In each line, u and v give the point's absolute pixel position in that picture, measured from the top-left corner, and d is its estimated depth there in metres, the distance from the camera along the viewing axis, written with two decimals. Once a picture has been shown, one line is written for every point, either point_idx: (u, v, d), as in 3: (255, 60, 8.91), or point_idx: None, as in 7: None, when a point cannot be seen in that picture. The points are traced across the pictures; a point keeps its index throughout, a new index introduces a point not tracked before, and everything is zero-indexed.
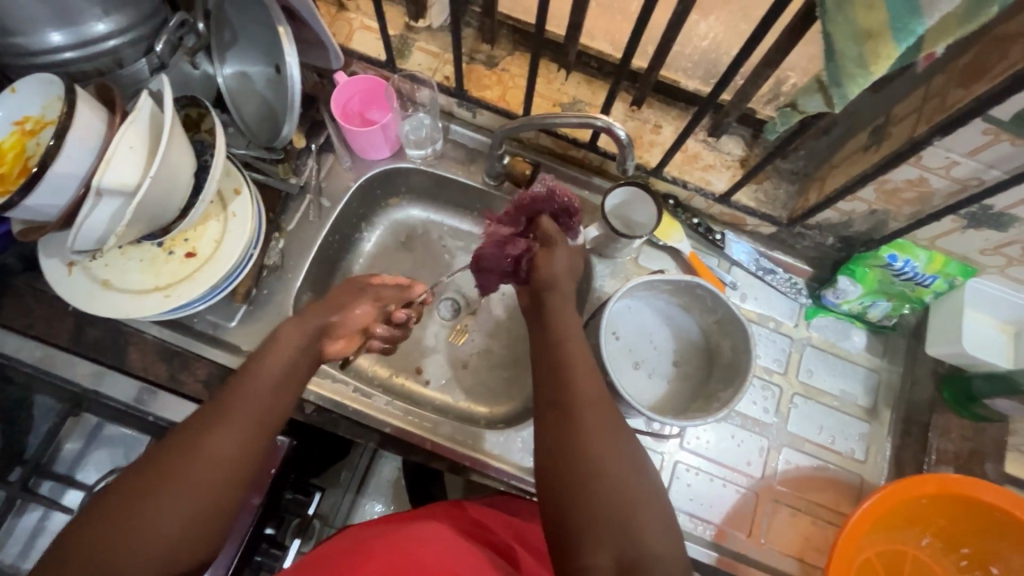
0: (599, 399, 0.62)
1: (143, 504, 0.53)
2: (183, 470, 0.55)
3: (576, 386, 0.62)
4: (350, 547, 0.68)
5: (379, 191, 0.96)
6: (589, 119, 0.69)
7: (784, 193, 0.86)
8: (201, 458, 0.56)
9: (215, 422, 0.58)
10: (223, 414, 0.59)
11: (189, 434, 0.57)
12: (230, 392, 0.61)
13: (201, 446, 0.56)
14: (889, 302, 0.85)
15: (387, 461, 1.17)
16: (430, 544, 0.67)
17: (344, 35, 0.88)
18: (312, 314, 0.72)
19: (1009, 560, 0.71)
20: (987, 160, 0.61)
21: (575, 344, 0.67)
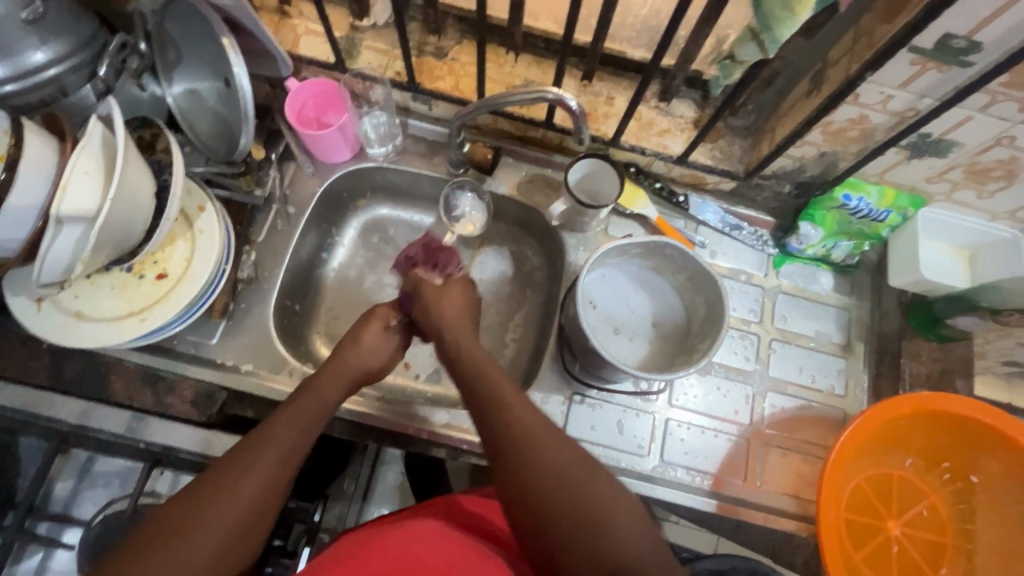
0: (535, 426, 0.60)
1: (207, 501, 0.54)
2: (218, 518, 0.54)
3: (514, 417, 0.61)
4: (354, 544, 0.69)
5: (346, 193, 0.96)
6: (540, 93, 0.71)
7: (739, 148, 0.88)
8: (226, 510, 0.54)
9: (241, 469, 0.56)
10: (252, 461, 0.57)
11: (215, 481, 0.55)
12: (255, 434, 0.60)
13: (229, 496, 0.55)
14: (850, 241, 0.89)
15: (389, 467, 1.19)
16: (432, 537, 0.70)
17: (290, 42, 0.88)
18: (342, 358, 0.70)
19: (986, 467, 0.74)
20: (919, 90, 0.64)
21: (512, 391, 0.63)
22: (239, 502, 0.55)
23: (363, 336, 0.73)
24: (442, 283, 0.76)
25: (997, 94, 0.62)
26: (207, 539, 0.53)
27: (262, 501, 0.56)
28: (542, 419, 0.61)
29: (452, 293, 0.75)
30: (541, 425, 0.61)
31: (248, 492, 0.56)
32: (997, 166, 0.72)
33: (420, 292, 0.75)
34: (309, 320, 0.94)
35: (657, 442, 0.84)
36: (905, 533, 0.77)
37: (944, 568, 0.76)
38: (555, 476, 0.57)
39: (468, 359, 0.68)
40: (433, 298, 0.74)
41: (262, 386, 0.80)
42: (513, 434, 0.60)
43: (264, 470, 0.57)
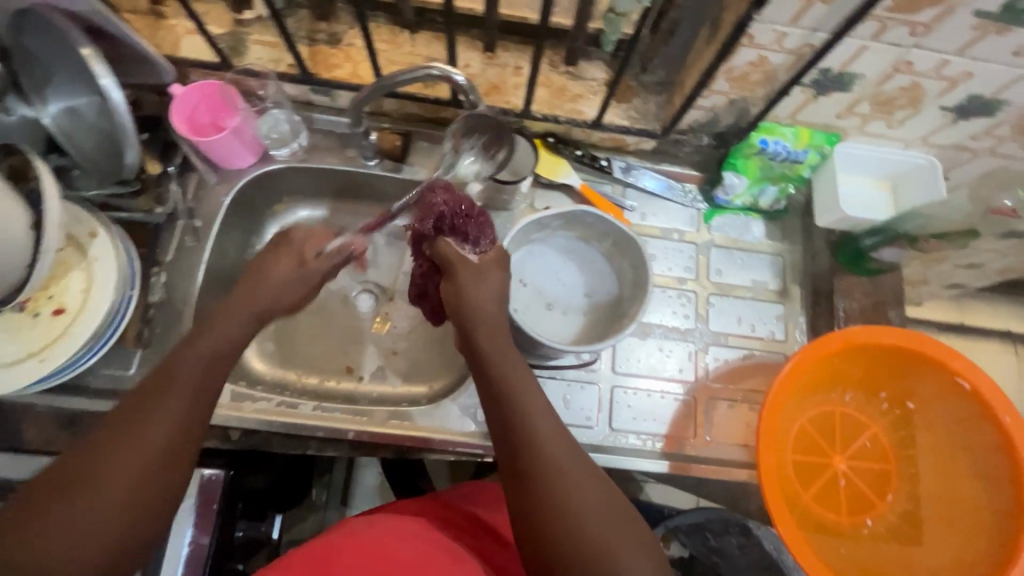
0: (559, 451, 0.57)
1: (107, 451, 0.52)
2: (102, 482, 0.51)
3: (535, 435, 0.57)
4: (323, 543, 0.67)
5: (260, 198, 0.92)
6: (424, 70, 0.68)
7: (654, 105, 0.86)
8: (113, 488, 0.51)
9: (130, 437, 0.52)
10: (134, 423, 0.53)
11: (115, 424, 0.53)
12: (159, 378, 0.56)
13: (112, 462, 0.51)
14: (775, 186, 0.88)
15: (368, 468, 1.16)
16: (409, 537, 0.68)
17: (169, 44, 0.82)
18: (240, 296, 0.64)
19: (921, 391, 0.76)
20: (810, 25, 0.63)
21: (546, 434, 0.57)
22: (125, 469, 0.51)
23: (279, 248, 0.69)
24: (479, 264, 0.67)
25: (885, 21, 0.61)
26: (86, 508, 0.50)
27: (149, 471, 0.52)
28: (569, 439, 0.58)
29: (490, 279, 0.66)
30: (566, 447, 0.57)
31: (134, 460, 0.52)
32: (901, 94, 0.72)
33: (455, 274, 0.66)
34: None
35: (605, 411, 0.83)
36: (851, 466, 0.79)
37: (890, 495, 0.78)
38: (579, 513, 0.54)
39: (491, 367, 0.61)
40: (490, 284, 0.66)
41: None
42: (540, 458, 0.56)
43: (154, 437, 0.53)
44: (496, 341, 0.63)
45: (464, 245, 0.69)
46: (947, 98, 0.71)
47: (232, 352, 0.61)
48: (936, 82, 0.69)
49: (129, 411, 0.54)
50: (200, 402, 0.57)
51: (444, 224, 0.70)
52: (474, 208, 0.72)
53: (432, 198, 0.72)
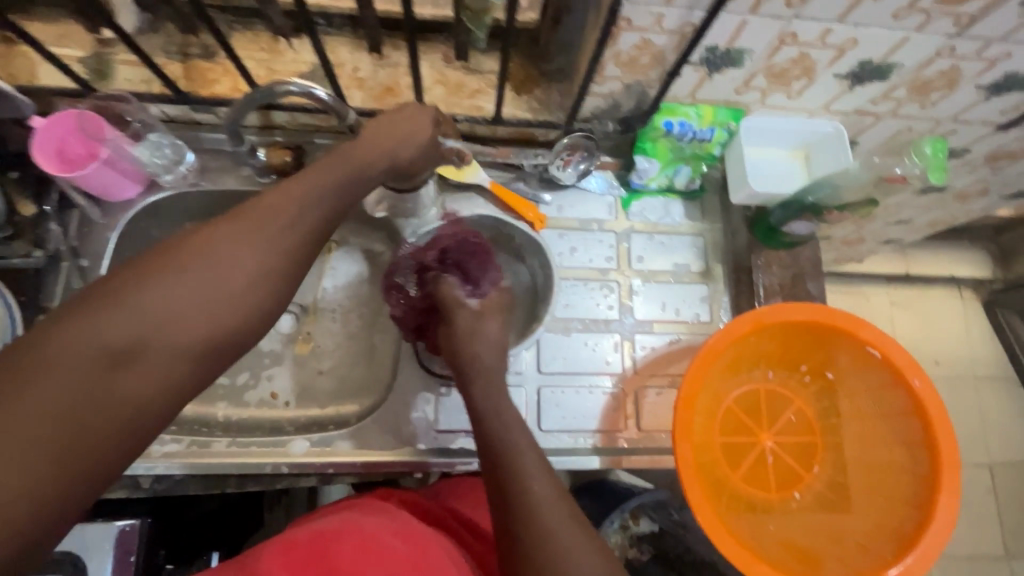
0: (549, 502, 0.52)
1: (165, 275, 0.43)
2: (193, 282, 0.43)
3: (525, 486, 0.53)
4: (307, 536, 0.60)
5: (156, 230, 0.86)
6: (280, 85, 0.64)
7: (556, 93, 0.83)
8: (172, 329, 0.42)
9: (223, 243, 0.45)
10: (224, 228, 0.46)
11: (170, 252, 0.44)
12: (208, 232, 0.46)
13: (193, 264, 0.44)
14: (688, 166, 0.87)
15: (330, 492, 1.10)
16: (401, 533, 0.63)
17: (25, 73, 0.76)
18: (360, 147, 0.58)
19: (839, 363, 0.76)
20: (685, 4, 0.60)
21: (542, 499, 0.53)
22: (229, 268, 0.45)
23: (397, 113, 0.63)
24: (477, 311, 0.71)
25: None
26: (161, 305, 0.42)
27: (257, 276, 0.46)
28: (561, 494, 0.54)
29: (486, 329, 0.70)
30: (559, 502, 0.53)
31: (235, 260, 0.45)
32: (792, 65, 0.70)
33: (454, 316, 0.70)
34: None
35: (534, 413, 0.82)
36: (778, 442, 0.80)
37: (816, 467, 0.79)
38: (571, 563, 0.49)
39: (495, 420, 0.60)
40: (481, 330, 0.69)
41: None
42: (527, 516, 0.51)
43: (227, 279, 0.45)
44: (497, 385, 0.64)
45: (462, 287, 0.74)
46: (838, 66, 0.70)
47: (348, 189, 0.55)
48: (824, 51, 0.68)
49: (230, 219, 0.47)
50: (282, 268, 0.48)
51: (450, 258, 0.77)
52: (479, 240, 0.78)
53: (439, 235, 0.78)
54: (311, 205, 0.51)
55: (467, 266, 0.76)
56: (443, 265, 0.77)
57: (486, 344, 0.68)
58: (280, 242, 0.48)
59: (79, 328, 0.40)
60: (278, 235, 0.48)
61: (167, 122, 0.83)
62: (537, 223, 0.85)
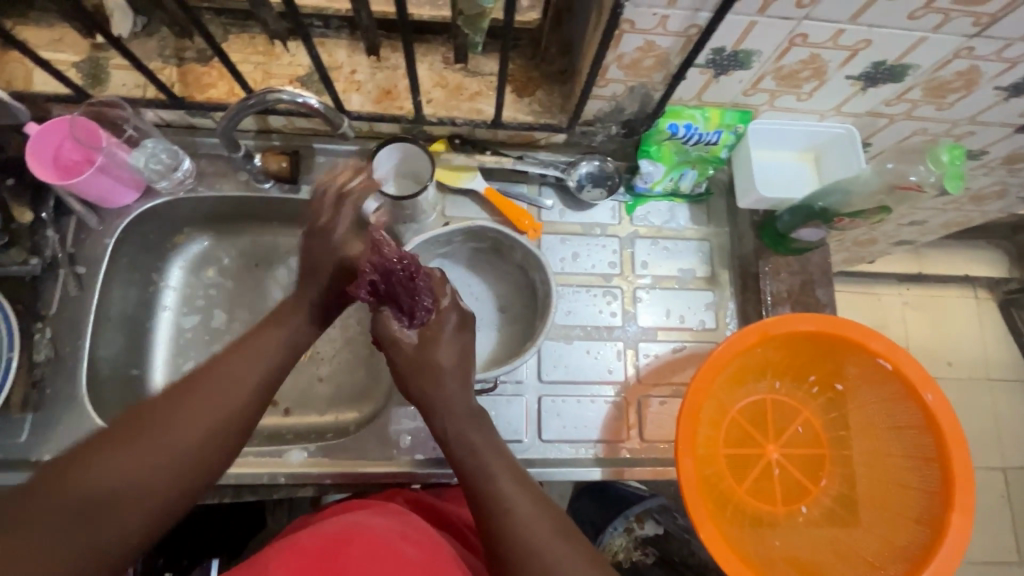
0: (531, 518, 0.54)
1: (110, 453, 0.49)
2: (144, 456, 0.50)
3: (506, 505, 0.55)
4: (314, 543, 0.59)
5: (155, 234, 0.86)
6: (272, 94, 0.63)
7: (558, 96, 0.81)
8: (133, 505, 0.48)
9: (184, 415, 0.53)
10: (182, 397, 0.54)
11: (112, 435, 0.51)
12: (178, 393, 0.54)
13: (157, 438, 0.51)
14: (693, 169, 0.84)
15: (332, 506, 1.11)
16: (411, 538, 0.62)
17: (21, 79, 0.75)
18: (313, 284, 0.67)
19: (849, 374, 0.74)
20: (690, 5, 0.58)
21: (529, 515, 0.54)
22: (185, 435, 0.52)
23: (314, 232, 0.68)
24: (421, 342, 0.65)
25: None
26: (120, 478, 0.48)
27: (207, 436, 0.53)
28: (540, 507, 0.55)
29: (439, 356, 0.64)
30: (542, 514, 0.55)
31: (197, 425, 0.53)
32: (803, 67, 0.68)
33: (396, 360, 0.65)
34: (152, 381, 0.86)
35: (534, 422, 0.80)
36: (784, 454, 0.78)
37: (825, 480, 0.77)
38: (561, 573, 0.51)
39: (460, 443, 0.60)
40: (432, 362, 0.63)
41: None
42: (512, 537, 0.53)
43: (172, 450, 0.51)
44: (449, 402, 0.62)
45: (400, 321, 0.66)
46: (851, 66, 0.67)
47: (280, 357, 0.62)
48: (836, 52, 0.65)
49: (189, 385, 0.55)
50: (228, 430, 0.55)
51: (381, 289, 0.66)
52: (407, 265, 0.65)
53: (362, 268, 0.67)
54: (259, 361, 0.60)
55: (402, 297, 0.66)
56: (378, 296, 0.67)
57: (437, 380, 0.62)
58: (230, 415, 0.55)
59: (71, 485, 0.46)
60: (218, 408, 0.55)
61: (164, 126, 0.82)
62: (533, 234, 0.84)
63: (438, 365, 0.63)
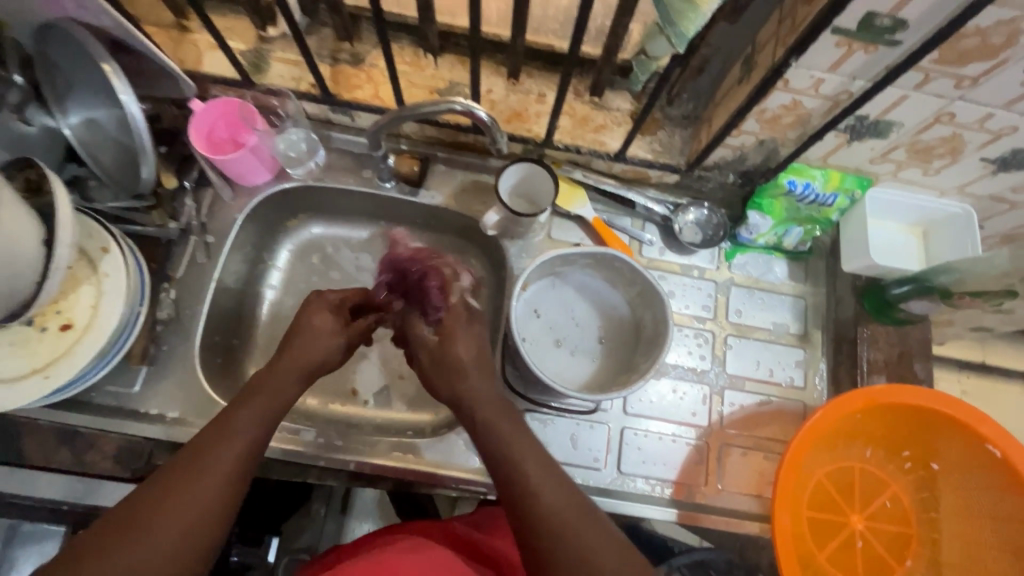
0: (570, 519, 0.54)
1: (130, 533, 0.48)
2: (156, 533, 0.49)
3: (543, 503, 0.54)
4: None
5: (274, 215, 0.91)
6: (447, 105, 0.66)
7: (679, 139, 0.84)
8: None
9: (234, 438, 0.56)
10: (192, 459, 0.53)
11: (138, 506, 0.50)
12: (180, 468, 0.52)
13: (166, 516, 0.50)
14: (801, 227, 0.86)
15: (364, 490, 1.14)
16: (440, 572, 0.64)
17: (192, 59, 0.82)
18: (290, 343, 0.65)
19: (947, 454, 0.72)
20: (849, 72, 0.60)
21: (570, 517, 0.54)
22: (196, 507, 0.51)
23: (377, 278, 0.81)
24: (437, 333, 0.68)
25: (930, 72, 0.58)
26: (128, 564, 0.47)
27: (223, 502, 0.53)
28: (577, 506, 0.55)
29: (456, 352, 0.65)
30: (580, 512, 0.54)
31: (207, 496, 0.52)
32: (940, 144, 0.69)
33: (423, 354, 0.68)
34: (246, 354, 0.89)
35: (614, 453, 0.80)
36: (869, 527, 0.76)
37: (909, 560, 0.75)
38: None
39: (493, 437, 0.60)
40: (454, 359, 0.65)
41: (181, 432, 0.74)
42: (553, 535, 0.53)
43: (191, 517, 0.50)
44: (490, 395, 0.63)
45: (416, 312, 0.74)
46: (989, 150, 0.68)
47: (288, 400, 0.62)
48: (979, 134, 0.66)
49: (203, 444, 0.54)
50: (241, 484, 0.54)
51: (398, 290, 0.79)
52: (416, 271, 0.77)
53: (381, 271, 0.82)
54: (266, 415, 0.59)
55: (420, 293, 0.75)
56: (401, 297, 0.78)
57: (460, 376, 0.63)
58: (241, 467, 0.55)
59: None
60: (231, 465, 0.54)
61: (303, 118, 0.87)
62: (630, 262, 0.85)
63: (457, 361, 0.64)
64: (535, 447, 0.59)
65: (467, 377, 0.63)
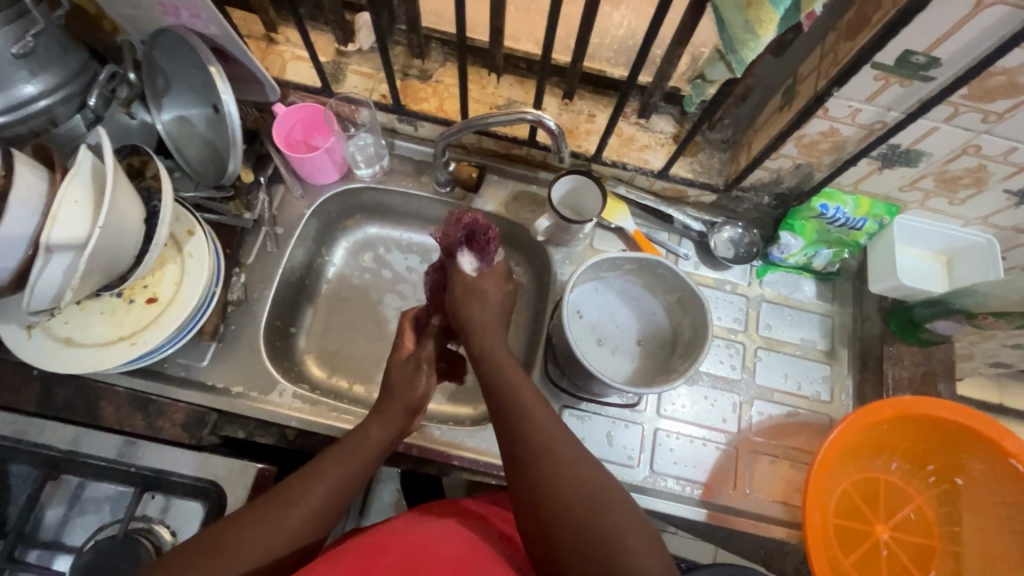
0: (552, 446, 0.61)
1: (233, 547, 0.57)
2: (251, 551, 0.57)
3: (528, 431, 0.62)
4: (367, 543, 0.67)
5: (335, 213, 0.98)
6: (519, 115, 0.72)
7: (718, 161, 0.90)
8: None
9: (331, 475, 0.64)
10: (296, 488, 0.62)
11: (250, 521, 0.59)
12: (284, 496, 0.61)
13: (263, 534, 0.59)
14: (830, 249, 0.91)
15: (386, 484, 1.19)
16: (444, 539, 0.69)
17: (277, 68, 0.90)
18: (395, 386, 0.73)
19: (971, 469, 0.75)
20: (885, 104, 0.66)
21: (545, 415, 0.63)
22: (285, 529, 0.60)
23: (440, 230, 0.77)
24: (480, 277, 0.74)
25: (959, 107, 0.64)
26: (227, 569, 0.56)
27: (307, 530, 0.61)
28: (558, 436, 0.62)
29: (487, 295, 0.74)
30: (564, 440, 0.61)
31: (297, 522, 0.60)
32: (966, 174, 0.74)
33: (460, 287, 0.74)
34: (300, 340, 0.94)
35: (647, 452, 0.84)
36: (894, 537, 0.78)
37: (933, 571, 0.77)
38: (583, 494, 0.58)
39: (490, 364, 0.69)
40: (480, 288, 0.74)
41: (246, 404, 0.80)
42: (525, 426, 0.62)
43: (280, 539, 0.59)
44: (486, 346, 0.70)
45: (471, 259, 0.75)
46: (1011, 183, 0.73)
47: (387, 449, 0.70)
48: (1003, 166, 0.71)
49: (308, 476, 0.64)
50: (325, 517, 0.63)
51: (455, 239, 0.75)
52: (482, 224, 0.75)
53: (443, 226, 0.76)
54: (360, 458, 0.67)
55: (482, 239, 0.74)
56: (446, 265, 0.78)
57: (482, 304, 0.73)
58: (330, 501, 0.63)
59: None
60: (324, 498, 0.62)
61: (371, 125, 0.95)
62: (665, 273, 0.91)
63: (486, 292, 0.74)
64: (521, 388, 0.65)
65: (484, 301, 0.73)
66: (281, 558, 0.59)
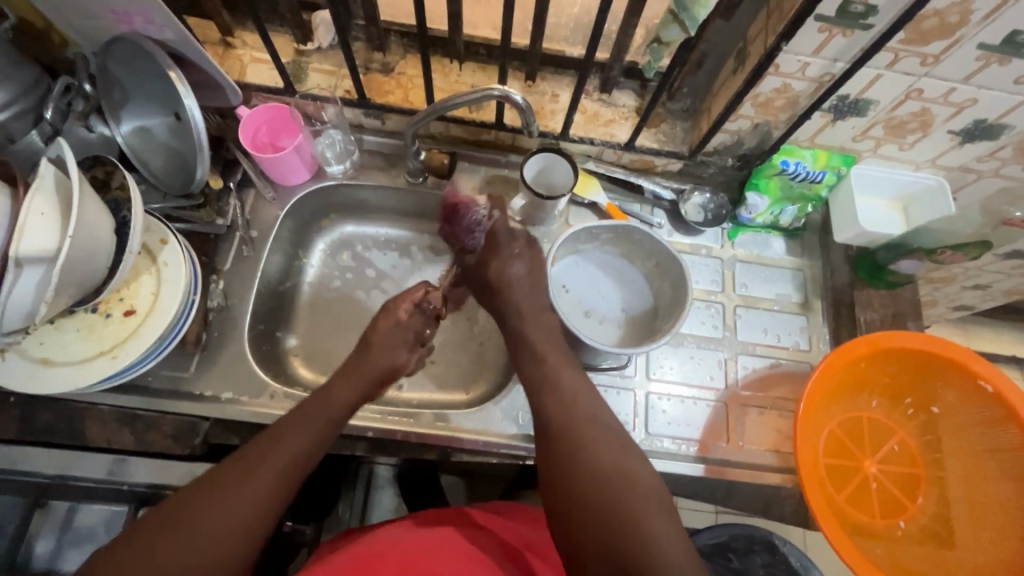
0: (589, 440, 0.63)
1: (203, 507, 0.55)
2: (222, 510, 0.55)
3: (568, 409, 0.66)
4: (364, 549, 0.68)
5: (310, 213, 0.97)
6: (486, 92, 0.73)
7: (680, 130, 0.93)
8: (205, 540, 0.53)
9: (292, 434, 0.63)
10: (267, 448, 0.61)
11: (220, 479, 0.57)
12: (252, 454, 0.60)
13: (229, 494, 0.56)
14: (795, 205, 0.94)
15: (383, 491, 1.20)
16: (440, 549, 0.70)
17: (237, 71, 0.89)
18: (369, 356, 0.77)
19: (944, 396, 0.79)
20: (831, 55, 0.70)
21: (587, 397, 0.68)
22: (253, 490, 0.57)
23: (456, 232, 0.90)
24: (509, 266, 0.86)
25: (899, 52, 0.68)
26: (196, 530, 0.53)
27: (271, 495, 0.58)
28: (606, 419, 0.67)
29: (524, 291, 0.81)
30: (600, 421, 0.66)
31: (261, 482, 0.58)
32: (912, 119, 0.79)
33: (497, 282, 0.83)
34: (286, 344, 0.93)
35: (641, 416, 0.86)
36: (882, 471, 0.82)
37: (921, 498, 0.81)
38: (613, 466, 0.60)
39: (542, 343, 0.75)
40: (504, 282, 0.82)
41: (238, 408, 0.78)
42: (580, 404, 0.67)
43: (248, 495, 0.57)
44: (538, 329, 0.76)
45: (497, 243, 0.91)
46: (954, 122, 0.78)
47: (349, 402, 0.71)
48: (945, 107, 0.75)
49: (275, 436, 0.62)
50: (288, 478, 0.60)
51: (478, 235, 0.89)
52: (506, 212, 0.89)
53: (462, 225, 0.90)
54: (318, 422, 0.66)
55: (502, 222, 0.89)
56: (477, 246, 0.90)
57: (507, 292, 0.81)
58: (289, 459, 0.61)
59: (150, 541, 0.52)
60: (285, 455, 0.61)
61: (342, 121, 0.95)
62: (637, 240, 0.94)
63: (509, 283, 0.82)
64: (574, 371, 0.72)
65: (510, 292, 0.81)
66: (249, 527, 0.56)
